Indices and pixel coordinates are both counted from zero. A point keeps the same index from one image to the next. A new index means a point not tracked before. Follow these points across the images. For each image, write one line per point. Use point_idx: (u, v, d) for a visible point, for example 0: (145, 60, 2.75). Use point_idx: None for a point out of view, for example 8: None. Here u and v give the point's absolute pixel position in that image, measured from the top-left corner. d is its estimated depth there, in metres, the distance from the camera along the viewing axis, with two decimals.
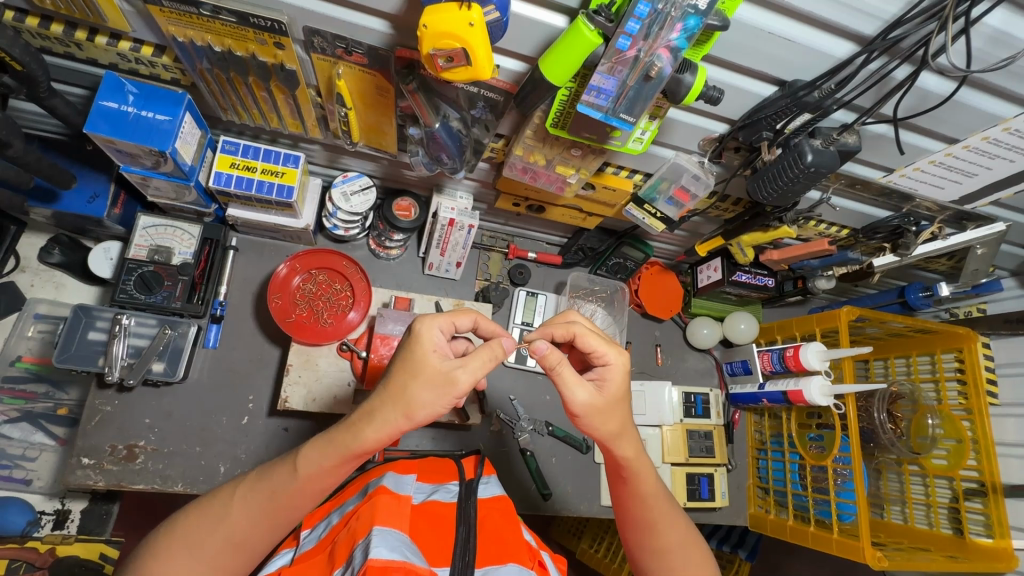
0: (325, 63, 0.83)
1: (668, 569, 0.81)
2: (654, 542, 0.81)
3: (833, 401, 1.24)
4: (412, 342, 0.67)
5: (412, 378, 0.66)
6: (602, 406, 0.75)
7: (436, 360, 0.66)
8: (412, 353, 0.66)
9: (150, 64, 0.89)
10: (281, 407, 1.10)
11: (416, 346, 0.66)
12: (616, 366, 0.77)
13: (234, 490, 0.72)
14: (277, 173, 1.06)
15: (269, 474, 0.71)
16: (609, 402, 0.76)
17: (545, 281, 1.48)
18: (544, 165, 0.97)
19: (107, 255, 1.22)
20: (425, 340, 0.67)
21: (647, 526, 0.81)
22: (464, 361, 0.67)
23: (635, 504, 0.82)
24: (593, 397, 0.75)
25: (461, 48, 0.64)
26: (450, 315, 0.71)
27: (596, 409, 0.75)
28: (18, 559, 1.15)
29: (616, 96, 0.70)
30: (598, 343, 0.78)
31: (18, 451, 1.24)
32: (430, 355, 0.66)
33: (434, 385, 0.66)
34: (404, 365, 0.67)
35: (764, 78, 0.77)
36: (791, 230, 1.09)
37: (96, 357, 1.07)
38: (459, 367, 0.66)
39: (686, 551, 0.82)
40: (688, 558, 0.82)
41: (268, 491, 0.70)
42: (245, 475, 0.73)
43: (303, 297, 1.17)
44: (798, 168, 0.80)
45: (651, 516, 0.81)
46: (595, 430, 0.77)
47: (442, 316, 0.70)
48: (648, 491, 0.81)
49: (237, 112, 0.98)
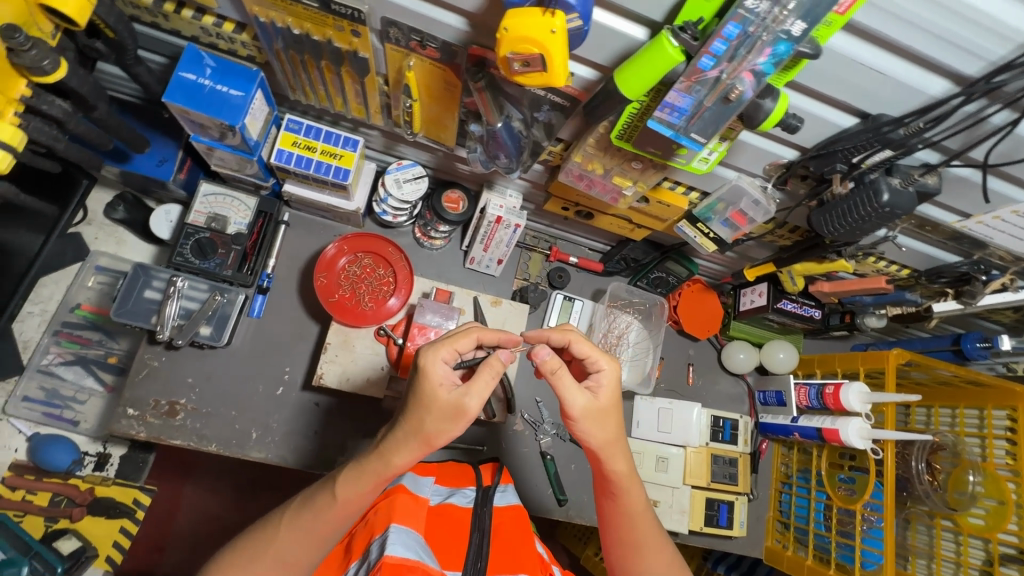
0: (398, 54, 0.83)
1: None
2: (638, 568, 0.81)
3: (870, 444, 1.21)
4: (419, 377, 0.71)
5: (425, 411, 0.71)
6: (597, 410, 0.78)
7: (445, 395, 0.70)
8: (423, 388, 0.71)
9: (229, 40, 0.91)
10: (315, 382, 1.13)
11: (427, 386, 0.70)
12: (609, 373, 0.79)
13: (280, 520, 0.74)
14: (336, 155, 1.09)
15: (310, 503, 0.74)
16: (603, 408, 0.78)
17: (583, 287, 1.47)
18: (601, 174, 0.95)
19: (168, 217, 1.28)
20: (432, 373, 0.71)
21: (633, 549, 0.82)
22: (469, 388, 0.71)
23: (621, 524, 0.83)
24: (587, 402, 0.77)
25: (539, 53, 0.63)
26: (450, 342, 0.74)
27: (591, 415, 0.77)
28: (60, 494, 1.25)
29: (690, 116, 0.68)
30: (592, 348, 0.80)
31: (70, 392, 1.32)
32: (438, 389, 0.70)
33: (446, 415, 0.70)
34: (417, 401, 0.71)
35: (846, 108, 0.74)
36: (848, 265, 1.08)
37: (150, 314, 1.12)
38: (466, 394, 0.71)
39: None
40: None
41: (312, 511, 0.73)
42: (291, 501, 0.76)
43: (347, 279, 1.19)
44: (871, 206, 0.77)
45: (635, 538, 0.82)
46: (590, 437, 0.79)
47: (443, 347, 0.73)
48: (637, 512, 0.82)
49: (305, 93, 1.00)
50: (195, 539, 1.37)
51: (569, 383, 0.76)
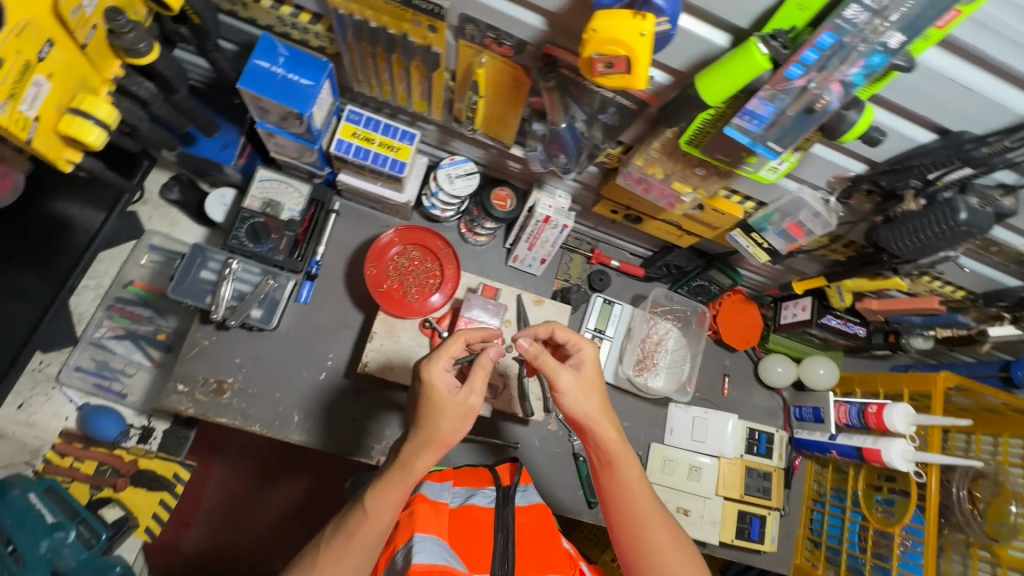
0: (470, 50, 0.84)
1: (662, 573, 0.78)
2: (644, 541, 0.79)
3: (914, 467, 1.20)
4: (426, 388, 0.78)
5: (438, 416, 0.77)
6: (579, 383, 0.86)
7: (453, 397, 0.77)
8: (432, 397, 0.77)
9: (303, 30, 0.94)
10: (360, 370, 1.15)
11: (435, 393, 0.77)
12: (589, 353, 0.89)
13: (316, 552, 0.75)
14: (393, 147, 1.11)
15: (344, 526, 0.76)
16: (587, 381, 0.86)
17: (622, 291, 1.47)
18: (661, 179, 0.95)
19: (222, 201, 1.31)
20: (438, 382, 0.78)
21: (639, 522, 0.80)
22: (472, 388, 0.79)
23: (620, 499, 0.82)
24: (572, 378, 0.85)
25: (625, 56, 0.63)
26: (445, 351, 0.81)
27: (574, 389, 0.85)
28: (106, 463, 1.30)
29: (770, 124, 0.68)
30: (575, 335, 0.90)
31: (119, 365, 1.36)
32: (446, 394, 0.77)
33: (456, 415, 0.77)
34: (428, 409, 0.77)
35: (926, 124, 0.72)
36: (902, 283, 1.07)
37: (205, 294, 1.15)
38: (470, 394, 0.79)
39: (674, 554, 0.79)
40: (683, 561, 0.78)
41: (347, 534, 0.74)
42: (323, 533, 0.77)
43: (395, 270, 1.21)
44: (947, 224, 0.76)
45: (637, 510, 0.81)
46: (579, 409, 0.84)
47: (442, 357, 0.80)
48: (632, 482, 0.82)
49: (370, 85, 1.02)
50: (219, 517, 1.39)
51: (552, 363, 0.85)
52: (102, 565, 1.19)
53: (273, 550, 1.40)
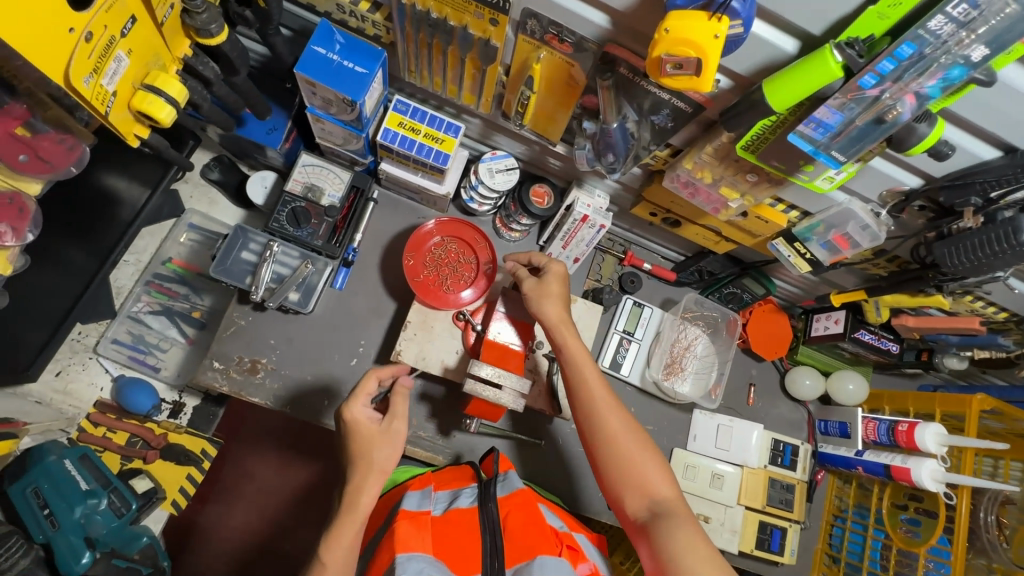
0: (529, 46, 0.85)
1: (613, 450, 0.88)
2: (597, 423, 0.91)
3: (944, 488, 1.18)
4: (351, 427, 0.88)
5: (371, 448, 0.86)
6: (540, 292, 1.03)
7: (377, 427, 0.88)
8: (360, 436, 0.87)
9: (361, 18, 0.94)
10: (392, 359, 1.16)
11: (361, 427, 0.88)
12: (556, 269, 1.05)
13: None
14: (438, 139, 1.12)
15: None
16: (549, 291, 1.03)
17: (652, 294, 1.47)
18: (709, 183, 0.94)
19: (263, 183, 1.32)
20: (360, 419, 0.88)
21: (593, 411, 0.92)
22: (391, 416, 0.90)
23: (573, 377, 0.95)
24: (533, 285, 1.04)
25: (696, 58, 0.63)
26: (362, 390, 0.91)
27: (535, 295, 1.03)
28: (137, 436, 1.32)
29: (835, 134, 0.67)
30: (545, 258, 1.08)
31: (154, 340, 1.38)
32: (371, 425, 0.88)
33: (386, 441, 0.88)
34: (359, 446, 0.87)
35: (991, 141, 0.71)
36: (945, 301, 1.06)
37: (244, 275, 1.17)
38: (391, 421, 0.90)
39: (618, 418, 0.91)
40: (632, 441, 0.89)
41: None
42: None
43: (432, 260, 1.22)
44: (1007, 244, 0.75)
45: (591, 400, 0.92)
46: (543, 314, 1.01)
47: (358, 396, 0.90)
48: (581, 360, 0.96)
49: (422, 76, 1.03)
50: (236, 493, 1.42)
51: (522, 275, 1.06)
52: (129, 535, 1.22)
53: (285, 529, 1.43)
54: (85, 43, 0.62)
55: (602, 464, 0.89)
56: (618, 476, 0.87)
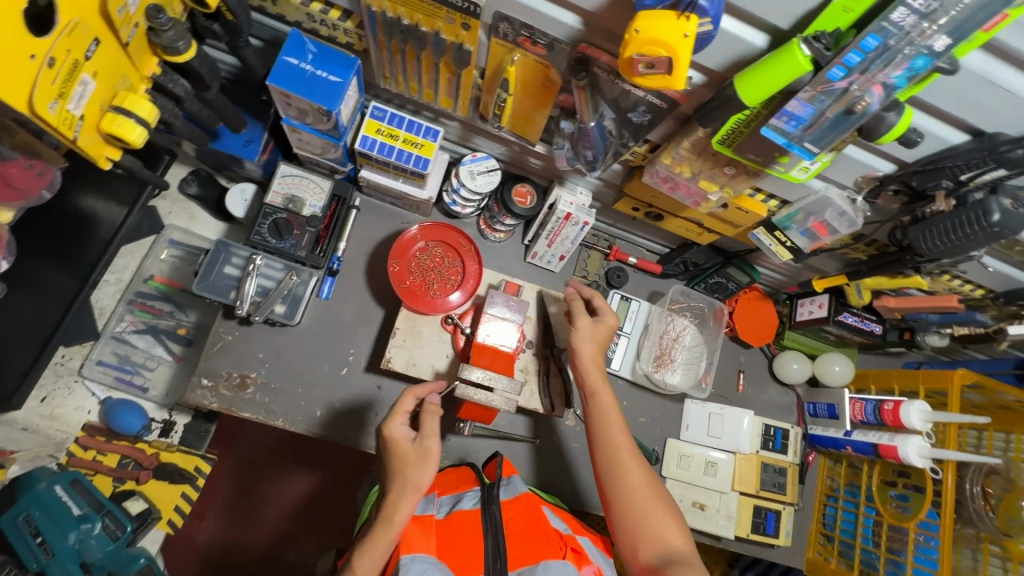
0: (502, 49, 0.85)
1: (629, 499, 0.90)
2: (618, 471, 0.93)
3: (930, 464, 1.21)
4: (387, 445, 0.88)
5: (405, 467, 0.85)
6: (587, 331, 1.07)
7: (410, 446, 0.87)
8: (395, 454, 0.87)
9: (332, 27, 0.94)
10: (383, 366, 1.16)
11: (397, 446, 0.87)
12: (606, 320, 1.10)
13: None
14: (417, 144, 1.11)
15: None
16: (597, 333, 1.07)
17: (639, 287, 1.48)
18: (688, 177, 0.95)
19: (243, 196, 1.31)
20: (396, 437, 0.88)
21: (615, 458, 0.94)
22: (423, 435, 0.88)
23: (599, 424, 0.98)
24: (587, 325, 1.08)
25: (667, 57, 0.64)
26: (400, 408, 0.92)
27: (581, 333, 1.07)
28: (128, 457, 1.31)
29: (807, 126, 0.68)
30: (604, 304, 1.12)
31: (140, 359, 1.37)
32: (404, 442, 0.87)
33: (418, 460, 0.86)
34: (394, 464, 0.86)
35: (959, 125, 0.73)
36: (923, 281, 1.09)
37: (229, 290, 1.15)
38: (425, 439, 0.88)
39: (638, 470, 0.93)
40: (649, 494, 0.91)
41: None
42: None
43: (417, 267, 1.21)
44: (979, 225, 0.77)
45: (615, 448, 0.95)
46: (580, 354, 1.05)
47: (396, 414, 0.91)
48: (609, 409, 0.99)
49: (397, 82, 1.03)
50: (238, 507, 1.42)
51: (577, 308, 1.10)
52: (126, 557, 1.20)
53: (290, 538, 1.43)
54: (48, 69, 0.61)
55: (616, 510, 0.91)
56: (631, 527, 0.88)
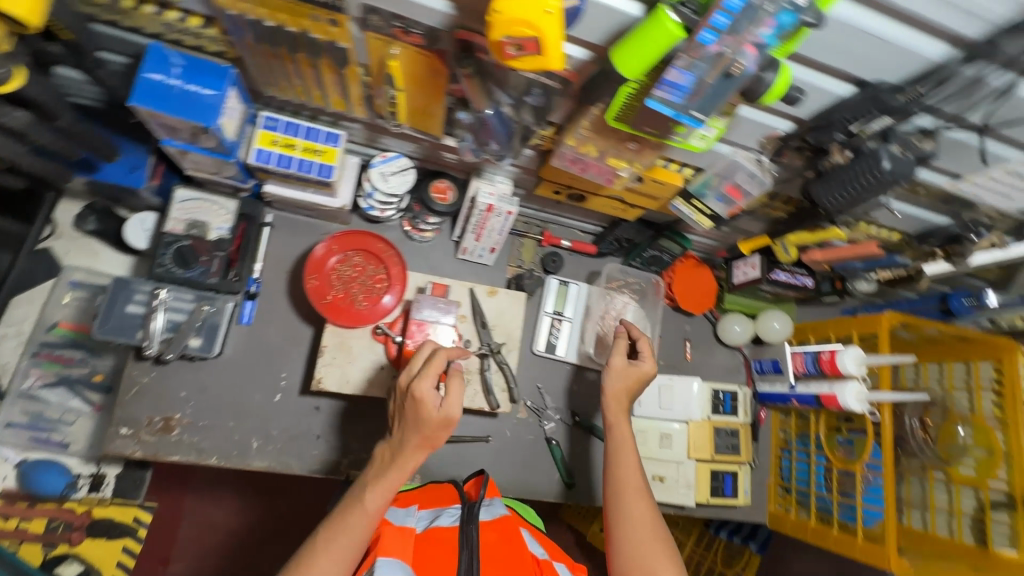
0: (380, 42, 0.79)
1: (625, 531, 0.94)
2: (622, 502, 0.97)
3: (867, 406, 1.25)
4: (414, 403, 0.87)
5: (426, 429, 0.87)
6: (620, 370, 1.10)
7: (436, 412, 0.86)
8: (420, 411, 0.86)
9: (196, 36, 0.86)
10: (315, 387, 1.11)
11: (422, 406, 0.86)
12: (643, 367, 1.10)
13: (311, 551, 0.82)
14: (317, 151, 1.05)
15: (340, 526, 0.84)
16: (634, 374, 1.10)
17: (577, 270, 1.46)
18: (596, 156, 0.93)
19: (143, 226, 1.23)
20: (424, 399, 0.86)
21: (624, 489, 0.98)
22: (448, 400, 0.87)
23: (614, 456, 1.03)
24: (623, 363, 1.11)
25: (534, 37, 0.60)
26: (431, 367, 0.89)
27: (615, 369, 1.11)
28: (57, 519, 1.22)
29: (690, 94, 0.66)
30: (646, 348, 1.13)
31: (56, 415, 1.27)
32: (431, 406, 0.86)
33: (439, 424, 0.86)
34: (415, 420, 0.87)
35: (844, 77, 0.72)
36: (842, 232, 1.11)
37: (136, 329, 1.07)
38: (449, 408, 0.87)
39: (641, 506, 0.96)
40: (647, 531, 0.93)
41: (345, 534, 0.83)
42: (316, 533, 0.84)
43: (338, 279, 1.16)
44: (872, 174, 0.77)
45: (625, 479, 0.99)
46: (609, 389, 1.10)
47: (426, 374, 0.88)
48: (624, 445, 1.04)
49: (282, 88, 0.96)
50: (199, 546, 1.41)
51: (619, 346, 1.12)
52: None
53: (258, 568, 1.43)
54: None
55: (617, 543, 0.93)
56: (627, 559, 0.91)
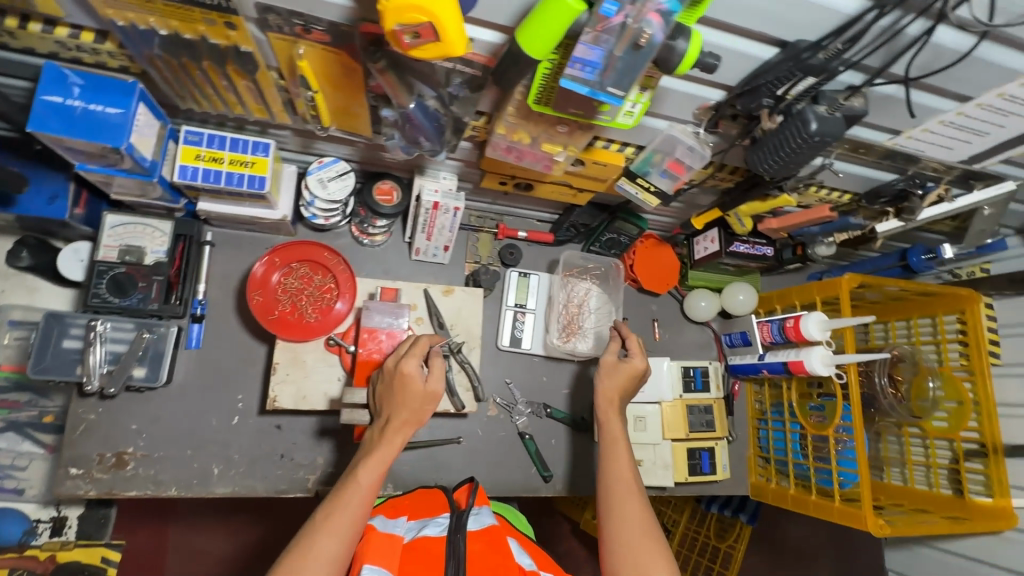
0: (284, 43, 0.75)
1: (616, 528, 0.91)
2: (615, 498, 0.95)
3: (834, 370, 1.24)
4: (401, 379, 0.89)
5: (414, 404, 0.89)
6: (610, 367, 1.11)
7: (421, 385, 0.89)
8: (408, 385, 0.89)
9: (93, 52, 0.81)
10: (270, 407, 1.08)
11: (409, 382, 0.89)
12: (632, 363, 1.12)
13: (309, 531, 0.79)
14: (246, 163, 1.01)
15: (337, 504, 0.82)
16: (625, 375, 1.11)
17: (537, 260, 1.44)
18: (529, 143, 0.90)
19: (77, 257, 1.16)
20: (409, 375, 0.89)
21: (618, 483, 0.97)
22: (432, 376, 0.91)
23: (608, 454, 1.02)
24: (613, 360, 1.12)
25: (428, 23, 0.57)
26: (416, 347, 0.93)
27: (608, 365, 1.12)
28: (18, 568, 1.16)
29: (603, 69, 0.63)
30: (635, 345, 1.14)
31: (7, 461, 1.22)
32: (417, 379, 0.89)
33: (424, 399, 0.89)
34: (401, 396, 0.89)
35: (764, 40, 0.70)
36: (791, 198, 1.08)
37: (73, 365, 1.04)
38: (434, 384, 0.90)
39: (633, 503, 0.94)
40: (638, 527, 0.91)
41: (343, 510, 0.81)
42: (310, 518, 0.81)
43: (285, 293, 1.12)
44: (801, 137, 0.75)
45: (619, 474, 0.98)
46: (604, 389, 1.09)
47: (412, 353, 0.92)
48: (617, 440, 1.03)
49: (197, 100, 0.91)
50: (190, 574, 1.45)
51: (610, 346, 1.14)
52: None
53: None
54: None
55: (609, 541, 0.90)
56: (618, 554, 0.88)
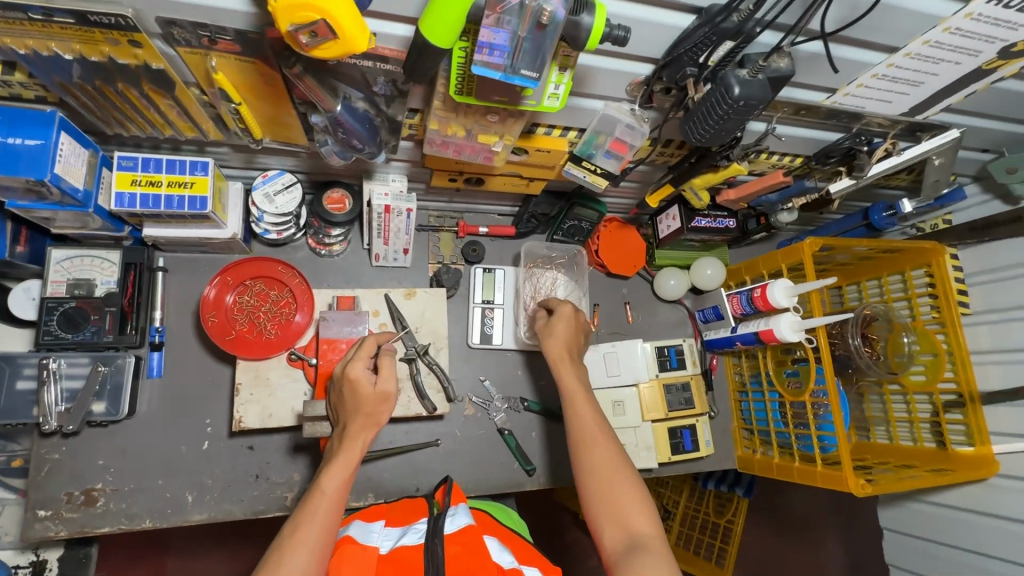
0: (195, 56, 0.74)
1: (592, 481, 0.89)
2: (584, 452, 0.92)
3: (803, 335, 1.23)
4: (351, 385, 0.91)
5: (366, 406, 0.90)
6: (552, 330, 1.11)
7: (370, 388, 0.90)
8: (358, 390, 0.90)
9: (5, 84, 0.79)
10: (236, 428, 1.06)
11: (359, 387, 0.90)
12: (563, 311, 1.13)
13: (276, 550, 0.77)
14: (185, 185, 0.98)
15: (302, 514, 0.80)
16: (568, 336, 1.10)
17: (501, 254, 1.43)
18: (465, 136, 0.89)
19: (28, 295, 1.13)
20: (359, 379, 0.91)
21: (584, 439, 0.94)
22: (381, 376, 0.92)
23: (571, 408, 0.99)
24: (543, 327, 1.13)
25: (323, 21, 0.56)
26: (363, 352, 0.95)
27: (542, 334, 1.12)
28: None
29: (512, 51, 0.63)
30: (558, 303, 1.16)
31: None
32: (364, 381, 0.91)
33: (375, 399, 0.90)
34: (355, 403, 0.90)
35: (678, 8, 0.69)
36: (742, 166, 1.05)
37: (30, 407, 1.03)
38: (384, 384, 0.92)
39: (605, 451, 0.92)
40: (613, 476, 0.88)
41: (309, 519, 0.80)
42: (276, 538, 0.79)
43: (241, 311, 1.11)
44: (727, 103, 0.75)
45: (584, 430, 0.95)
46: (548, 349, 1.08)
47: (359, 358, 0.94)
48: (577, 395, 1.00)
49: (123, 124, 0.89)
50: None
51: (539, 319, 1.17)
52: None
53: None
54: None
55: (589, 498, 0.88)
56: (601, 505, 0.86)
